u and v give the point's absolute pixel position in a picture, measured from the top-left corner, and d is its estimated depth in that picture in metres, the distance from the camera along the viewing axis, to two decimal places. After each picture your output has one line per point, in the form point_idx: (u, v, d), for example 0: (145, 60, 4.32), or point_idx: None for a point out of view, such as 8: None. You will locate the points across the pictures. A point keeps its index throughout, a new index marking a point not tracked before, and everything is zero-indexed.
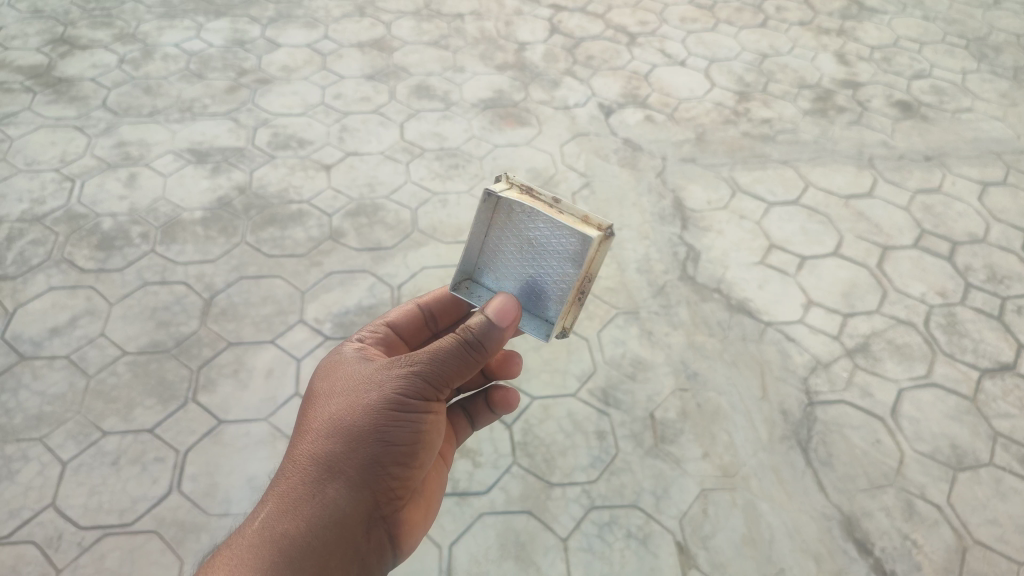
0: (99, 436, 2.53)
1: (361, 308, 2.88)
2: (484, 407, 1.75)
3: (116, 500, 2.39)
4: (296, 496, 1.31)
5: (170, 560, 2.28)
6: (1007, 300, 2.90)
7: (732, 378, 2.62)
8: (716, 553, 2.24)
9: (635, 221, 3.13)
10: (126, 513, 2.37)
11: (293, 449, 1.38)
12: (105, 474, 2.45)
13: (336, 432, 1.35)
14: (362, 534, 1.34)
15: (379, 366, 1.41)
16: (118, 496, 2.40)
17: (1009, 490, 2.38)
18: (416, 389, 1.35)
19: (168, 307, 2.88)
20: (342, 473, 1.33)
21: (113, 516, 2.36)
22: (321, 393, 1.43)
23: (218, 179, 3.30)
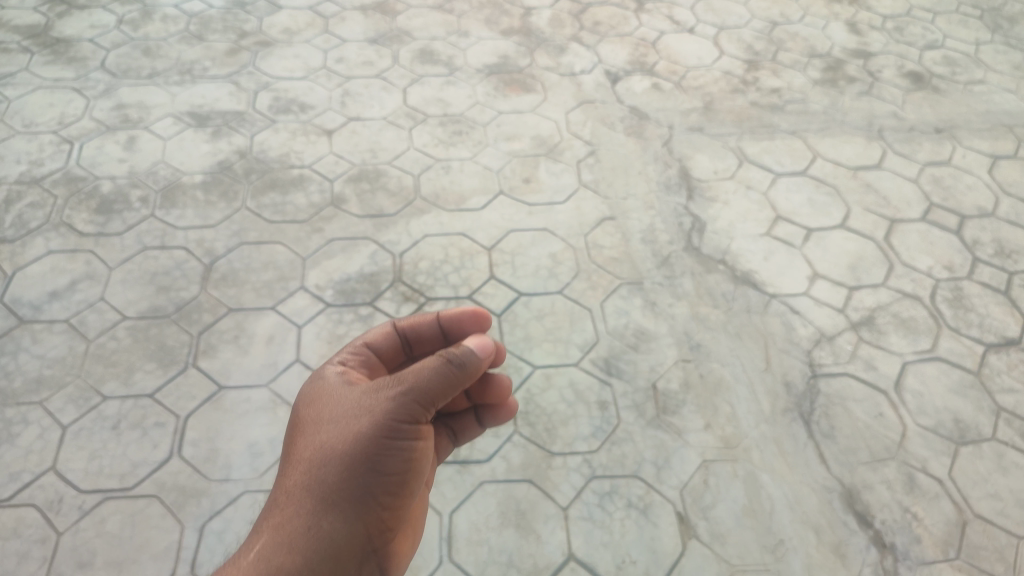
0: (100, 400, 2.53)
1: (363, 275, 2.85)
2: (473, 420, 1.75)
3: (117, 464, 2.39)
4: (290, 528, 1.31)
5: (170, 524, 2.29)
6: (1014, 274, 2.87)
7: (736, 351, 2.60)
8: (716, 524, 2.25)
9: (641, 191, 3.09)
10: (127, 477, 2.37)
11: (283, 479, 1.38)
12: (106, 437, 2.45)
13: (328, 461, 1.36)
14: (354, 564, 1.36)
15: (368, 392, 1.43)
16: (119, 460, 2.40)
17: (1011, 465, 2.37)
18: (406, 415, 1.38)
19: (168, 272, 2.87)
20: (336, 503, 1.34)
21: (114, 480, 2.36)
22: (310, 420, 1.43)
23: (218, 143, 3.25)
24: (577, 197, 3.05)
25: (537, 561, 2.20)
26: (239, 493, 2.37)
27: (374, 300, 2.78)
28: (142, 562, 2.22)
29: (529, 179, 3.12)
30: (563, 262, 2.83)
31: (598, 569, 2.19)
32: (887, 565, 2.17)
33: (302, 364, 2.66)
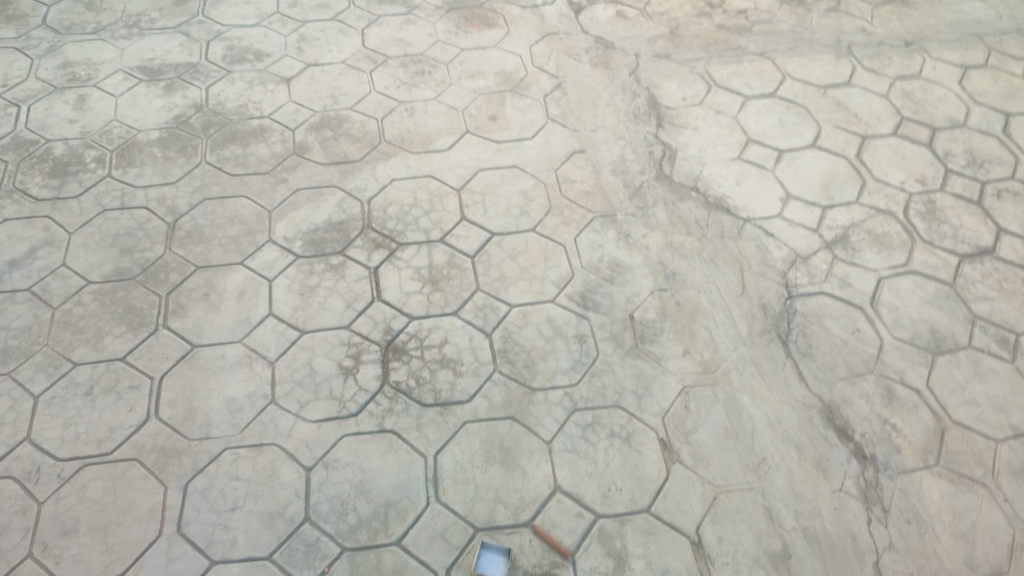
0: (70, 367, 2.46)
1: (331, 224, 2.80)
2: None
3: (92, 430, 2.34)
4: None
5: (153, 486, 2.24)
6: (986, 184, 2.88)
7: (711, 277, 2.59)
8: (699, 447, 2.26)
9: (609, 122, 3.04)
10: (105, 442, 2.32)
11: None
12: (79, 404, 2.39)
13: None
14: None
15: None
16: (94, 426, 2.35)
17: (986, 371, 2.40)
18: None
19: (131, 233, 2.79)
20: None
21: (92, 446, 2.31)
22: None
23: (173, 97, 3.14)
24: (546, 131, 3.01)
25: (524, 495, 2.20)
26: (221, 450, 2.32)
27: (345, 249, 2.74)
28: (126, 525, 2.17)
29: (495, 116, 3.06)
30: (534, 199, 2.81)
31: (585, 499, 2.19)
32: (869, 477, 2.20)
33: (275, 318, 2.60)
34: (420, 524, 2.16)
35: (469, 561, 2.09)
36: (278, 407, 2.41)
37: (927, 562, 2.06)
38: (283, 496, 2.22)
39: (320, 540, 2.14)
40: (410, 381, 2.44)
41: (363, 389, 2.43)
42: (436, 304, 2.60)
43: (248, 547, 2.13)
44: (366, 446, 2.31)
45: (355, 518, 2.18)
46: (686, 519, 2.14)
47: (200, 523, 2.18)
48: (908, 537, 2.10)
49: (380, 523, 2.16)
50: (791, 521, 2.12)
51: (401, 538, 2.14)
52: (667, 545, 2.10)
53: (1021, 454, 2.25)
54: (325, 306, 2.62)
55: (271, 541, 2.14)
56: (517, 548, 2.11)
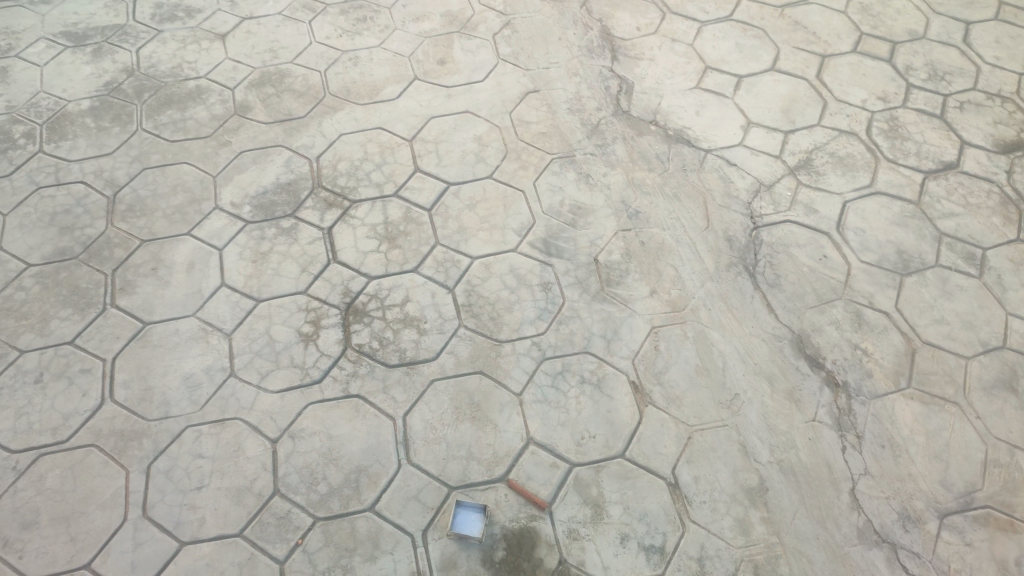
0: (17, 354, 2.33)
1: (280, 185, 2.69)
2: None
3: (45, 418, 2.21)
4: None
5: (114, 470, 2.12)
6: (948, 97, 2.85)
7: (675, 212, 2.55)
8: (670, 387, 2.21)
9: (563, 58, 3.02)
10: (60, 430, 2.19)
11: None
12: (29, 393, 2.26)
13: None
14: None
15: None
16: (47, 414, 2.22)
17: (955, 288, 2.37)
18: None
19: (69, 210, 2.64)
20: None
21: (46, 435, 2.18)
22: None
23: (101, 63, 3.03)
24: (497, 72, 2.98)
25: (496, 450, 2.13)
26: (181, 428, 2.19)
27: (296, 211, 2.63)
28: (89, 513, 2.05)
29: (444, 60, 3.02)
30: (489, 143, 2.76)
31: (559, 449, 2.12)
32: (842, 405, 2.16)
33: (229, 288, 2.47)
34: (392, 488, 2.07)
35: (445, 521, 2.02)
36: (238, 379, 2.28)
37: (902, 485, 2.03)
38: (250, 470, 2.11)
39: (292, 512, 2.04)
40: (374, 342, 2.34)
41: (325, 354, 2.32)
42: (395, 262, 2.50)
43: (217, 525, 2.03)
44: (332, 413, 2.21)
45: (326, 488, 2.08)
46: (661, 461, 2.09)
47: (166, 505, 2.06)
48: (882, 461, 2.07)
49: (351, 491, 2.07)
50: (766, 455, 2.08)
51: (374, 504, 2.05)
52: (644, 489, 2.04)
53: (992, 369, 2.22)
54: (280, 272, 2.49)
55: (241, 517, 2.04)
56: (492, 505, 2.03)
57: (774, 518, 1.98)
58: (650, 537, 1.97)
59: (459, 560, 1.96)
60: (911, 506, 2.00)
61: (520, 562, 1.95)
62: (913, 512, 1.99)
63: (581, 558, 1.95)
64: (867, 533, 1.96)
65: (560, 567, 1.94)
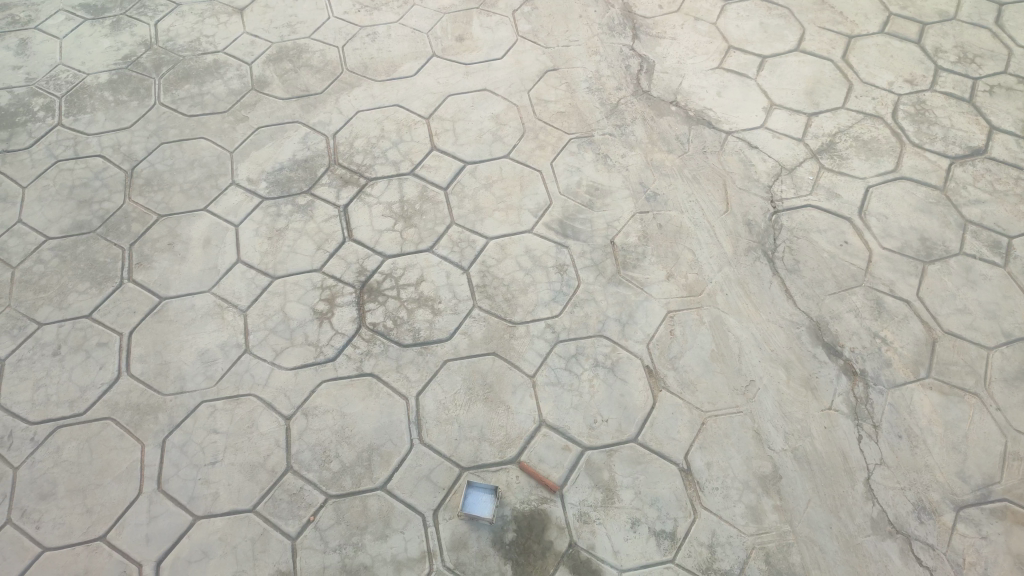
0: (35, 327, 2.35)
1: (296, 162, 2.68)
2: None
3: (64, 390, 2.23)
4: None
5: (130, 444, 2.14)
6: (978, 81, 2.78)
7: (694, 195, 2.52)
8: (685, 372, 2.19)
9: (583, 37, 2.98)
10: (78, 402, 2.21)
11: None
12: (48, 365, 2.28)
13: None
14: None
15: None
16: (64, 386, 2.24)
17: (978, 278, 2.32)
18: None
19: (87, 183, 2.65)
20: None
21: (65, 407, 2.20)
22: None
23: (120, 36, 3.04)
24: (516, 50, 2.94)
25: (508, 432, 2.13)
26: (197, 404, 2.21)
27: (312, 189, 2.62)
28: (106, 485, 2.08)
29: (462, 37, 2.99)
30: (506, 123, 2.73)
31: (571, 432, 2.12)
32: (859, 393, 2.13)
33: (245, 265, 2.47)
34: (404, 467, 2.08)
35: (456, 501, 2.02)
36: (253, 355, 2.29)
37: (918, 477, 2.01)
38: (264, 447, 2.13)
39: (304, 489, 2.06)
40: (388, 322, 2.33)
41: (339, 333, 2.32)
42: (410, 242, 2.48)
43: (231, 500, 2.04)
44: (346, 391, 2.21)
45: (339, 466, 2.09)
46: (673, 446, 2.07)
47: (181, 479, 2.08)
48: (899, 452, 2.04)
49: (363, 470, 2.08)
50: (781, 443, 2.06)
51: (386, 483, 2.06)
52: (656, 474, 2.03)
53: (1014, 361, 2.18)
54: (295, 249, 2.49)
55: (254, 493, 2.05)
56: (504, 486, 2.04)
57: (787, 506, 1.97)
58: (661, 522, 1.97)
59: (470, 541, 1.96)
60: (926, 497, 1.98)
61: (530, 544, 1.95)
62: (928, 504, 1.97)
63: (592, 542, 1.94)
64: (881, 524, 1.94)
65: (569, 550, 1.93)
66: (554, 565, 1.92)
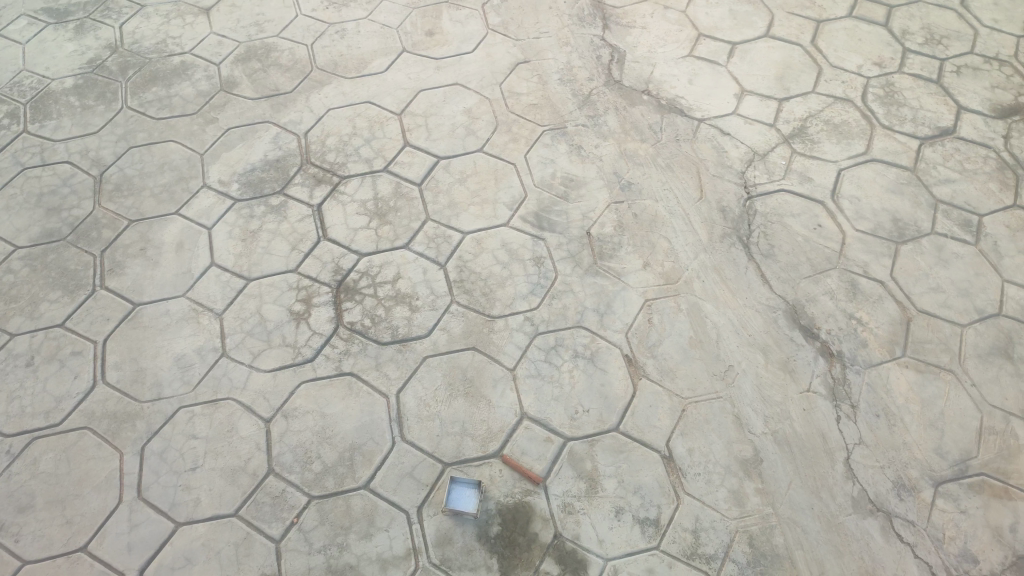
0: (7, 338, 2.31)
1: (268, 162, 2.66)
2: None
3: (38, 402, 2.19)
4: None
5: (108, 453, 2.11)
6: (945, 61, 2.81)
7: (669, 183, 2.52)
8: (664, 360, 2.19)
9: (553, 28, 2.98)
10: (53, 413, 2.17)
11: None
12: (21, 377, 2.24)
13: None
14: None
15: None
16: (39, 398, 2.20)
17: (950, 256, 2.34)
18: None
19: (55, 191, 2.61)
20: None
21: (40, 419, 2.17)
22: None
23: (84, 40, 3.01)
24: (486, 43, 2.93)
25: (490, 426, 2.12)
26: (175, 410, 2.18)
27: (284, 189, 2.59)
28: (85, 496, 2.04)
29: (432, 32, 2.98)
30: (479, 116, 2.72)
31: (553, 424, 2.11)
32: (836, 374, 2.14)
33: (219, 268, 2.43)
34: (387, 466, 2.06)
35: (440, 497, 2.01)
36: (230, 359, 2.26)
37: (896, 454, 2.02)
38: (244, 451, 2.10)
39: (286, 491, 2.03)
40: (366, 321, 2.31)
41: (317, 333, 2.30)
42: (386, 239, 2.47)
43: (213, 506, 2.02)
44: (325, 391, 2.19)
45: (321, 467, 2.07)
46: (655, 434, 2.07)
47: (161, 486, 2.05)
48: (878, 431, 2.06)
49: (346, 470, 2.06)
50: (761, 427, 2.07)
51: (369, 482, 2.04)
52: (639, 463, 2.03)
53: (987, 337, 2.20)
54: (270, 250, 2.46)
55: (236, 497, 2.03)
56: (487, 480, 2.03)
57: (769, 489, 1.98)
58: (645, 510, 1.96)
59: (455, 536, 1.95)
60: (905, 474, 1.99)
61: (515, 538, 1.94)
62: (907, 481, 1.98)
63: (576, 532, 1.94)
64: (862, 503, 1.95)
65: (554, 542, 1.93)
66: (540, 557, 1.91)
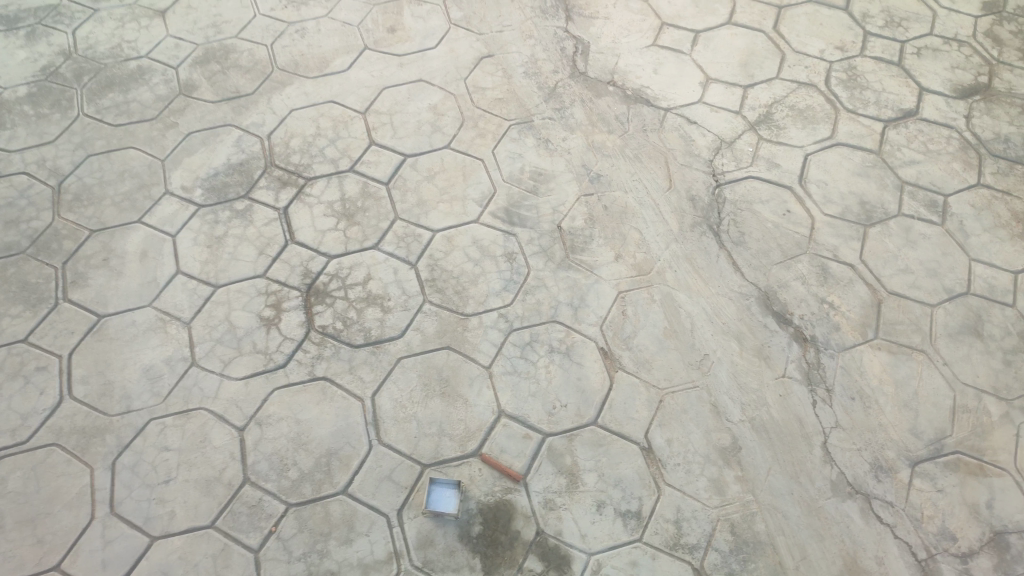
0: None
1: (231, 166, 2.60)
2: None
3: (3, 420, 2.13)
4: None
5: (78, 469, 2.05)
6: (906, 43, 2.83)
7: (637, 173, 2.52)
8: (640, 351, 2.19)
9: (516, 21, 2.95)
10: (18, 431, 2.11)
11: None
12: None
13: None
14: None
15: None
16: (3, 416, 2.14)
17: (918, 237, 2.36)
18: None
19: (12, 203, 2.53)
20: None
21: (5, 437, 2.10)
22: None
23: (36, 46, 2.94)
24: (449, 38, 2.90)
25: (468, 425, 2.10)
26: (145, 422, 2.12)
27: (249, 192, 2.54)
28: (55, 514, 1.99)
29: (394, 28, 2.94)
30: (444, 112, 2.69)
31: (530, 420, 2.09)
32: (810, 358, 2.15)
33: (186, 276, 2.38)
34: (365, 469, 2.03)
35: (420, 499, 1.98)
36: (200, 368, 2.21)
37: (873, 436, 2.04)
38: (218, 461, 2.06)
39: (263, 500, 2.00)
40: (338, 324, 2.28)
41: (288, 338, 2.26)
42: (355, 240, 2.43)
43: (189, 518, 1.98)
44: (299, 397, 2.15)
45: (297, 473, 2.03)
46: (633, 426, 2.07)
47: (134, 500, 2.00)
48: (853, 413, 2.07)
49: (323, 475, 2.03)
50: (738, 414, 2.07)
51: (347, 487, 2.01)
52: (618, 455, 2.02)
53: (956, 316, 2.22)
54: (237, 256, 2.41)
55: (212, 508, 1.99)
56: (467, 480, 2.01)
57: (748, 476, 1.98)
58: (626, 502, 1.96)
59: (436, 538, 1.93)
60: (882, 456, 2.01)
61: (497, 536, 1.92)
62: (885, 462, 2.00)
63: (559, 528, 1.93)
64: (841, 486, 1.96)
65: (537, 539, 1.92)
66: (523, 554, 1.89)
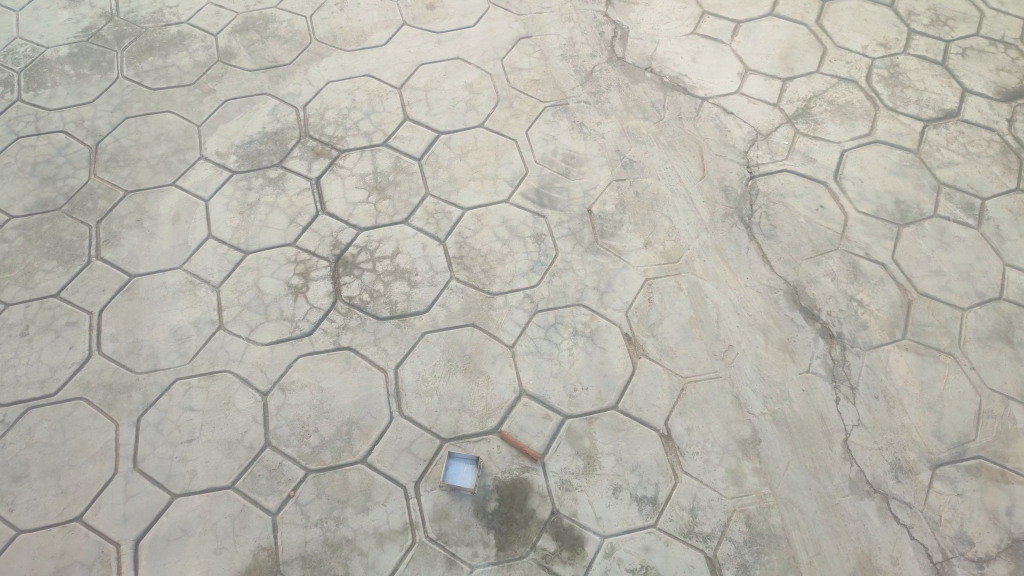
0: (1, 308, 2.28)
1: (266, 134, 2.63)
2: None
3: (33, 371, 2.17)
4: None
5: (104, 424, 2.09)
6: (950, 43, 2.79)
7: (671, 162, 2.51)
8: (665, 339, 2.19)
9: (556, 3, 2.95)
10: (48, 383, 2.16)
11: None
12: (14, 347, 2.22)
13: None
14: None
15: None
16: (33, 368, 2.18)
17: (953, 240, 2.34)
18: None
19: (51, 160, 2.58)
20: None
21: (34, 389, 2.15)
22: None
23: (80, 8, 2.97)
24: (488, 18, 2.90)
25: (489, 402, 2.11)
26: (171, 381, 2.16)
27: (283, 161, 2.56)
28: (80, 466, 2.03)
29: (433, 5, 2.95)
30: (479, 91, 2.70)
31: (551, 401, 2.11)
32: (836, 356, 2.15)
33: (216, 240, 2.41)
34: (385, 440, 2.06)
35: (437, 472, 2.00)
36: (227, 332, 2.24)
37: (894, 436, 2.03)
38: (241, 424, 2.09)
39: (284, 465, 2.03)
40: (364, 295, 2.30)
41: (315, 307, 2.28)
42: (385, 214, 2.45)
43: (209, 478, 2.01)
44: (323, 365, 2.18)
45: (317, 440, 2.06)
46: (654, 413, 2.07)
47: (157, 458, 2.04)
48: (876, 413, 2.06)
49: (343, 444, 2.06)
50: (760, 407, 2.07)
51: (367, 457, 2.04)
52: (637, 441, 2.04)
53: (987, 321, 2.20)
54: (267, 223, 2.44)
55: (233, 470, 2.02)
56: (485, 456, 2.03)
57: (767, 469, 1.99)
58: (643, 487, 1.97)
59: (452, 511, 1.95)
60: (903, 457, 2.00)
61: (513, 513, 1.94)
62: (905, 463, 1.99)
63: (574, 509, 1.94)
64: (859, 484, 1.96)
65: (551, 518, 1.93)
66: (538, 533, 1.91)
